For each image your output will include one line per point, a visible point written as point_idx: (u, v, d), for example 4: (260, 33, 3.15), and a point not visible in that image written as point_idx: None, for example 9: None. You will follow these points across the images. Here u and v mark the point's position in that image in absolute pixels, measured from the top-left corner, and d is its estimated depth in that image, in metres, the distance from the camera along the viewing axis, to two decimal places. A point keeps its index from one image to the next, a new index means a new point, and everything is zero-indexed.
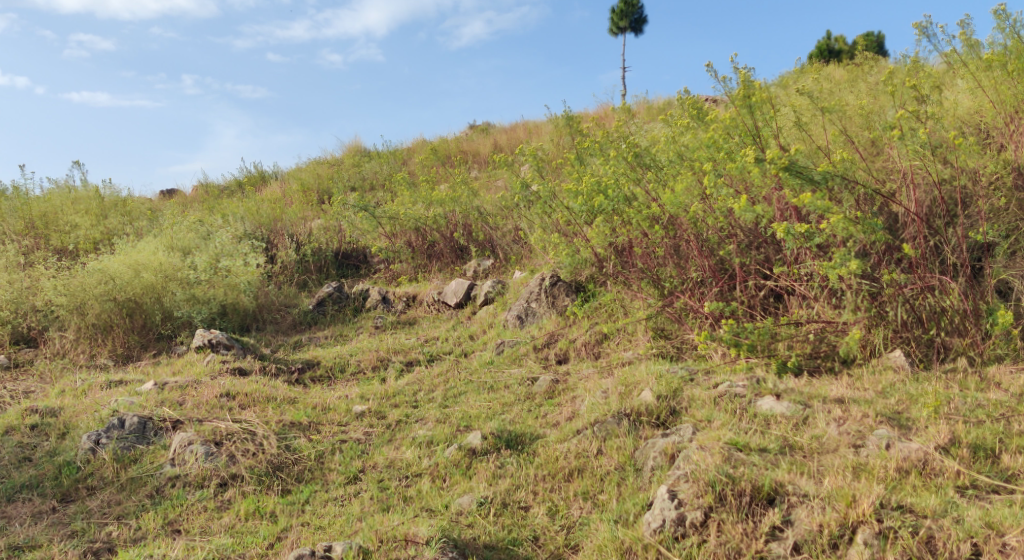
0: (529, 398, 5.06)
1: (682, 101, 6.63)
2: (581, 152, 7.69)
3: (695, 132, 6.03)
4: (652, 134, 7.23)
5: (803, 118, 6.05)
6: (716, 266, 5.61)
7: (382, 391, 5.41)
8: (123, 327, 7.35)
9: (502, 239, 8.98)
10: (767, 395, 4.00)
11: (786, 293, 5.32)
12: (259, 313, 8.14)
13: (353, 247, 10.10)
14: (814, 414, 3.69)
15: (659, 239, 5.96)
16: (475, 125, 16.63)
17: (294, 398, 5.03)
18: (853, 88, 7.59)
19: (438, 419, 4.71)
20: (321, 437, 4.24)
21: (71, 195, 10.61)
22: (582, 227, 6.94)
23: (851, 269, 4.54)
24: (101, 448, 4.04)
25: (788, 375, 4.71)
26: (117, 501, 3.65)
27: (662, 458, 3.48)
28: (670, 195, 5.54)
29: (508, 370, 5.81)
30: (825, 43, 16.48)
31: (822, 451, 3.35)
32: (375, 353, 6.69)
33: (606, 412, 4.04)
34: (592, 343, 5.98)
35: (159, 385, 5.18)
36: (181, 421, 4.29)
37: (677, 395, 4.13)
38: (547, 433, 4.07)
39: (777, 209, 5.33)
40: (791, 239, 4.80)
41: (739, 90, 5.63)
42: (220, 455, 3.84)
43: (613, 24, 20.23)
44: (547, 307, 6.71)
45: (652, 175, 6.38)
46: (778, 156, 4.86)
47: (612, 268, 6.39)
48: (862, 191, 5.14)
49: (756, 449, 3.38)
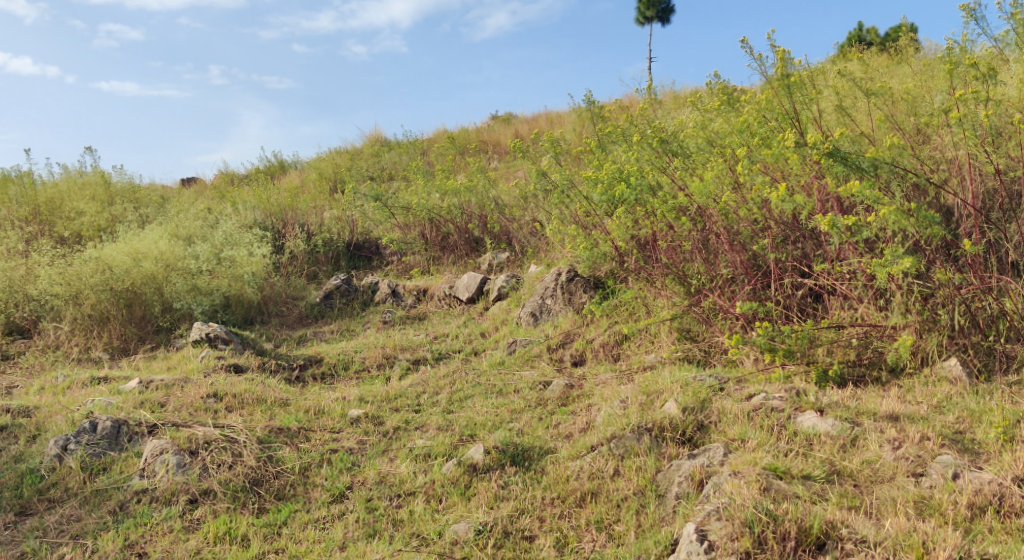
0: (541, 405, 4.64)
1: (712, 85, 6.15)
2: (602, 138, 7.22)
3: (728, 117, 5.64)
4: (680, 119, 6.76)
5: (845, 102, 5.57)
6: (748, 262, 5.18)
7: (382, 393, 5.02)
8: (119, 318, 7.00)
9: (519, 231, 8.58)
10: (808, 410, 3.54)
11: (826, 292, 4.87)
12: (265, 306, 7.81)
13: (365, 238, 9.72)
14: (863, 433, 3.24)
15: (685, 232, 5.49)
16: (498, 115, 16.20)
17: (287, 400, 4.65)
18: (896, 72, 7.03)
19: (440, 427, 4.32)
20: (310, 447, 3.85)
21: (79, 181, 10.33)
22: (602, 219, 6.49)
23: (904, 268, 4.06)
24: (67, 455, 3.67)
25: (829, 385, 4.24)
26: (76, 517, 3.26)
27: (688, 485, 3.05)
28: (700, 184, 5.13)
29: (519, 373, 5.40)
30: (857, 33, 15.82)
31: (877, 481, 2.94)
32: (381, 350, 6.30)
33: (625, 426, 3.61)
34: (610, 345, 5.56)
35: (144, 384, 4.83)
36: (159, 425, 3.92)
37: (706, 408, 3.69)
38: (558, 448, 3.67)
39: (817, 200, 4.86)
40: (835, 233, 4.30)
41: (777, 69, 5.13)
42: (194, 467, 3.44)
43: (640, 13, 19.71)
44: (563, 304, 6.28)
45: (679, 163, 5.92)
46: (821, 141, 4.39)
47: (634, 264, 5.91)
48: (911, 180, 4.70)
49: (798, 476, 2.96)
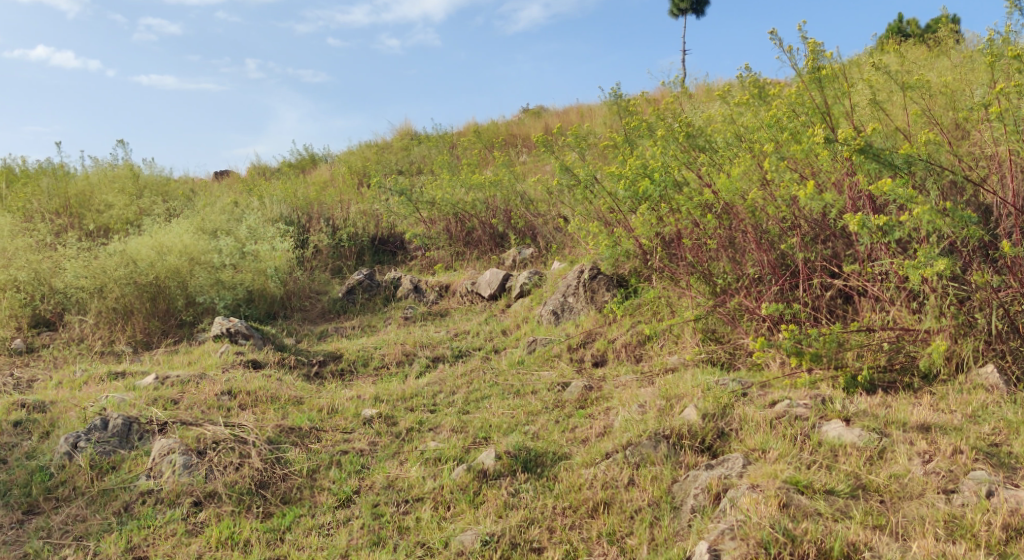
0: (558, 407, 4.52)
1: (741, 78, 5.96)
2: (628, 133, 7.05)
3: (757, 111, 5.48)
4: (708, 113, 6.57)
5: (879, 96, 5.36)
6: (776, 261, 4.99)
7: (398, 392, 4.94)
8: (143, 312, 7.02)
9: (544, 226, 8.45)
10: (834, 419, 3.36)
11: (856, 294, 4.68)
12: (288, 301, 7.80)
13: (391, 232, 9.59)
14: (892, 444, 3.07)
15: (711, 230, 5.31)
16: (528, 108, 16.05)
17: (301, 398, 4.60)
18: (937, 64, 6.75)
19: (454, 429, 4.23)
20: (320, 447, 3.79)
21: (110, 174, 10.44)
22: (626, 216, 6.34)
23: (939, 270, 3.86)
24: (77, 453, 3.70)
25: (858, 391, 4.06)
26: (81, 518, 3.26)
27: (705, 497, 2.92)
28: (727, 180, 4.96)
29: (538, 373, 5.29)
30: (897, 24, 15.35)
31: (905, 497, 2.77)
32: (401, 346, 6.23)
33: (641, 433, 3.49)
34: (632, 345, 5.42)
35: (160, 379, 4.83)
36: (169, 423, 3.92)
37: (727, 414, 3.55)
38: (572, 454, 3.56)
39: (849, 198, 4.66)
40: (866, 233, 4.11)
41: (807, 62, 4.94)
42: (200, 467, 3.42)
43: (674, 6, 19.43)
44: (585, 303, 6.15)
45: (706, 159, 5.76)
46: (852, 137, 4.21)
47: (658, 262, 5.69)
48: (948, 177, 4.47)
49: (821, 491, 2.81)
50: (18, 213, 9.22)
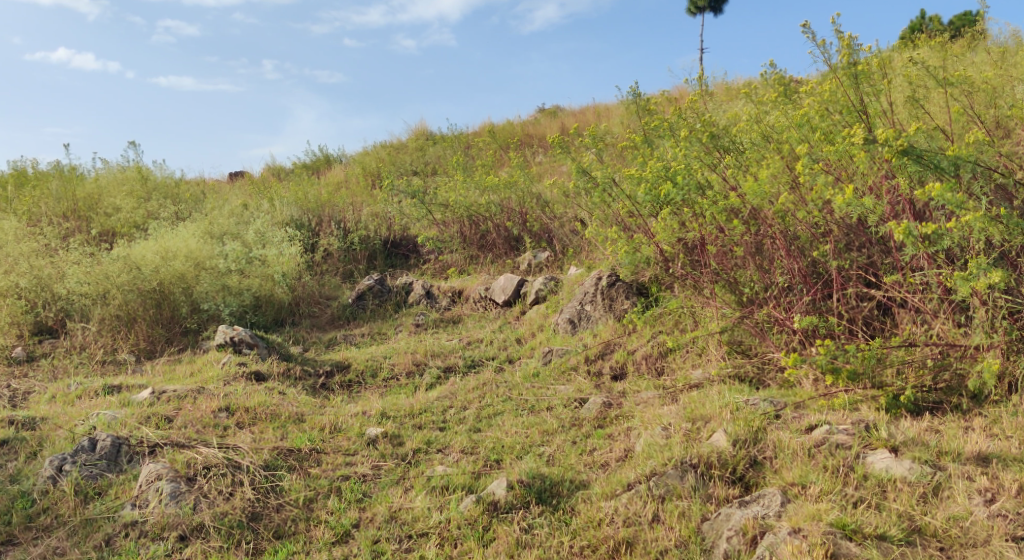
0: (575, 426, 4.23)
1: (767, 75, 5.65)
2: (647, 133, 6.75)
3: (786, 110, 5.18)
4: (733, 111, 6.25)
5: (917, 93, 5.03)
6: (807, 269, 4.67)
7: (406, 407, 4.66)
8: (147, 319, 6.79)
9: (561, 229, 8.16)
10: (879, 448, 3.05)
11: (895, 305, 4.35)
12: (296, 307, 7.52)
13: (403, 236, 9.31)
14: (948, 480, 2.75)
15: (738, 237, 4.99)
16: (545, 108, 15.73)
17: (302, 416, 4.34)
18: (976, 59, 6.38)
19: (464, 451, 3.96)
20: (320, 473, 3.57)
21: (120, 176, 10.27)
22: (647, 220, 6.04)
23: (991, 282, 3.53)
24: (62, 477, 3.54)
25: (901, 413, 3.74)
26: (61, 551, 3.12)
27: (740, 540, 2.64)
28: (754, 184, 4.67)
29: (554, 388, 4.99)
30: (920, 21, 14.91)
31: (968, 545, 2.47)
32: (412, 356, 5.95)
33: (666, 461, 3.20)
34: (653, 357, 5.13)
35: (155, 393, 4.61)
36: (160, 445, 3.76)
37: (760, 441, 3.26)
38: (591, 484, 3.29)
39: (888, 203, 4.33)
40: (911, 241, 3.78)
41: (842, 58, 4.66)
42: (188, 496, 3.28)
43: (692, 3, 19.03)
44: (603, 311, 5.85)
45: (731, 160, 5.48)
46: (894, 137, 3.89)
47: (680, 269, 5.41)
48: (996, 179, 4.14)
49: (872, 536, 2.52)
50: (25, 216, 9.08)
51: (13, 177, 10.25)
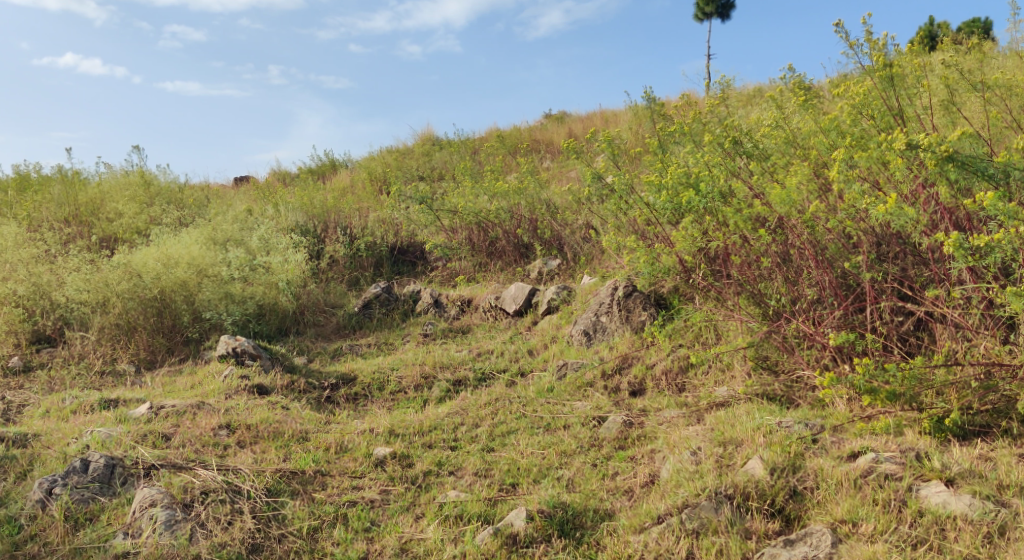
0: (595, 447, 3.99)
1: (790, 78, 5.45)
2: (664, 137, 6.48)
3: (813, 113, 4.96)
4: (755, 116, 6.02)
5: (952, 97, 4.78)
6: (838, 281, 4.40)
7: (415, 424, 4.41)
8: (148, 328, 6.57)
9: (572, 237, 7.92)
10: (934, 480, 2.83)
11: (932, 320, 4.09)
12: (301, 316, 7.29)
13: (410, 242, 9.06)
14: (1013, 518, 2.58)
15: (764, 247, 4.74)
16: (553, 114, 15.50)
17: (306, 434, 4.10)
18: (1006, 62, 6.14)
19: (478, 473, 3.72)
20: (326, 498, 3.37)
21: (122, 180, 10.05)
22: (665, 228, 5.80)
23: None
24: (51, 501, 3.30)
25: (946, 438, 3.50)
26: None
27: None
28: (782, 191, 4.44)
29: (570, 404, 4.74)
30: (929, 27, 14.72)
31: None
32: (420, 368, 5.70)
33: (699, 491, 2.99)
34: (673, 372, 4.90)
35: (154, 409, 4.38)
36: (156, 467, 3.54)
37: (799, 469, 3.03)
38: (618, 514, 3.08)
39: (928, 211, 4.09)
40: (960, 254, 3.54)
41: (878, 59, 4.48)
42: (184, 525, 3.08)
43: (698, 10, 18.82)
44: (620, 323, 5.58)
45: (754, 166, 5.25)
46: (939, 142, 3.67)
47: (702, 280, 5.16)
48: None
49: None
50: (26, 220, 8.87)
51: (14, 180, 10.04)
